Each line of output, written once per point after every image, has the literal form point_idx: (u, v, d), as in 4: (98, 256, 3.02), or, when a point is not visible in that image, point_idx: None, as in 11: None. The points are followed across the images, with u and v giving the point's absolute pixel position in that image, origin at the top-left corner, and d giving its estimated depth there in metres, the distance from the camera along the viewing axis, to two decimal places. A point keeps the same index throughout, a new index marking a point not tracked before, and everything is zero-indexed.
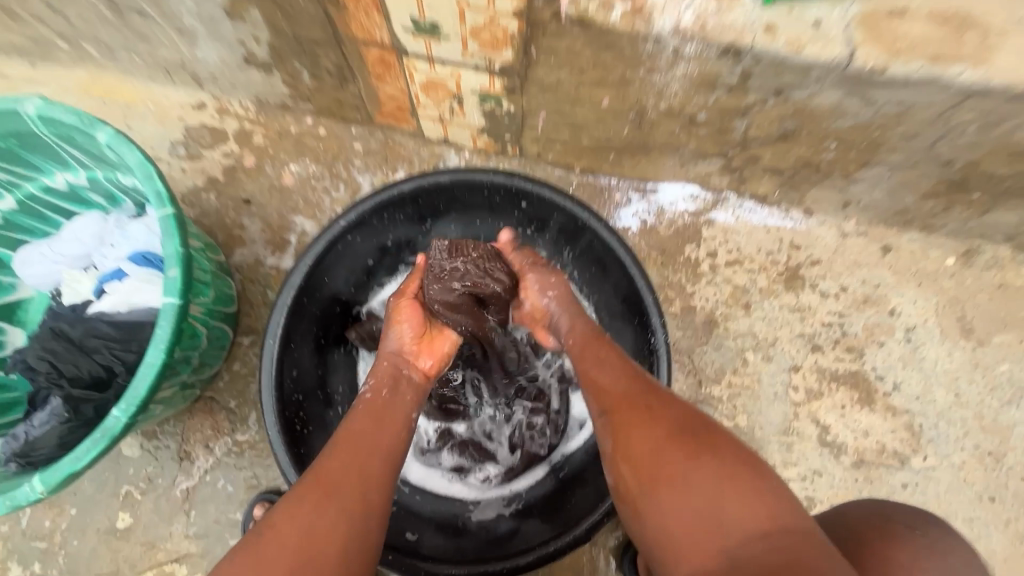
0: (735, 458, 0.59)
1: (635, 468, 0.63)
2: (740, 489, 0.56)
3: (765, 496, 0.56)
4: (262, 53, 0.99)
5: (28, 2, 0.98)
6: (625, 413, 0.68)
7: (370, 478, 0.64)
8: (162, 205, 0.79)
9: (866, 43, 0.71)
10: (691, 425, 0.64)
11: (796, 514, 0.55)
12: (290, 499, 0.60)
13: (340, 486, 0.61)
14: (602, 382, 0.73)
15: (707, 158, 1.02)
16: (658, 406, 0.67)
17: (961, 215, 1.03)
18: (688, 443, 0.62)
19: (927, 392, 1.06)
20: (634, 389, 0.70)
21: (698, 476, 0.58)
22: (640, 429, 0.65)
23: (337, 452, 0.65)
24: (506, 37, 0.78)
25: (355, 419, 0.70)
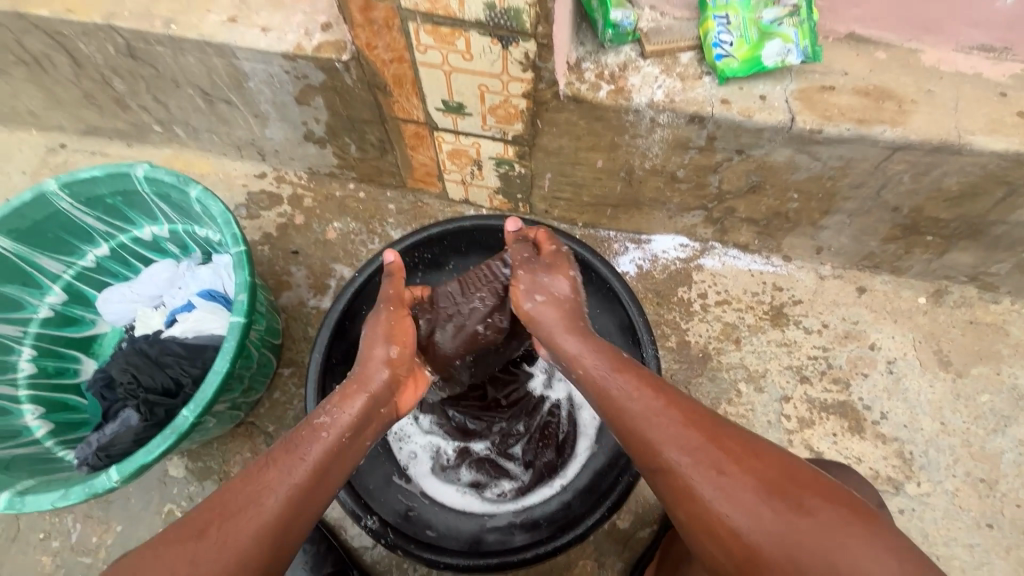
0: (841, 509, 0.60)
1: (738, 539, 0.60)
2: (869, 551, 0.56)
3: (891, 546, 0.57)
4: (320, 131, 1.22)
5: (139, 95, 1.24)
6: (700, 472, 0.64)
7: (278, 541, 0.64)
8: (236, 244, 0.97)
9: (803, 112, 0.90)
10: (776, 475, 0.62)
11: (918, 554, 0.57)
12: (183, 551, 0.60)
13: (243, 552, 0.61)
14: (656, 435, 0.67)
15: (691, 211, 1.18)
16: (732, 457, 0.64)
17: (922, 257, 1.16)
18: (788, 504, 0.60)
19: (914, 421, 1.14)
20: (695, 441, 0.65)
21: (822, 544, 0.57)
22: (724, 493, 0.62)
23: (252, 503, 0.64)
24: (517, 112, 0.98)
25: (282, 460, 0.68)
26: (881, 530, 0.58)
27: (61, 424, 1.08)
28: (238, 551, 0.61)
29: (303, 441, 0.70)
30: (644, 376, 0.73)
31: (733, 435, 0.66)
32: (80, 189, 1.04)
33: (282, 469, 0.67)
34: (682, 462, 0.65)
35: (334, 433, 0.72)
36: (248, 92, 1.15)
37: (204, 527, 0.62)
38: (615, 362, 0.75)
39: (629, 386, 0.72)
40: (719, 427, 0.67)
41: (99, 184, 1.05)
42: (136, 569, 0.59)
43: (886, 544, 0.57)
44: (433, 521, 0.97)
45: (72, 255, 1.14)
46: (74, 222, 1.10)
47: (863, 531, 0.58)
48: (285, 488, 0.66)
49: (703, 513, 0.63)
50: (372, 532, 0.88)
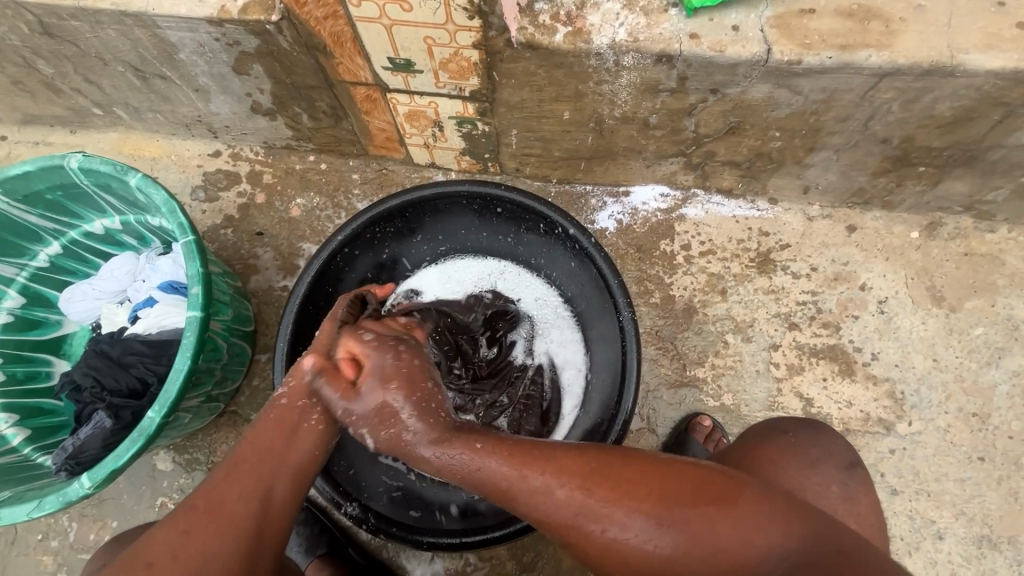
0: (715, 504, 0.58)
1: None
2: (750, 533, 0.56)
3: (766, 517, 0.58)
4: (266, 102, 1.14)
5: (69, 77, 1.15)
6: (595, 527, 0.59)
7: (268, 512, 0.63)
8: (184, 234, 0.91)
9: (780, 40, 0.81)
10: (659, 495, 0.58)
11: (782, 506, 0.59)
12: (173, 526, 0.60)
13: (239, 514, 0.61)
14: (540, 501, 0.60)
15: (669, 158, 1.11)
16: (616, 496, 0.59)
17: (915, 190, 1.10)
18: (674, 525, 0.57)
19: (905, 359, 1.11)
20: (577, 500, 0.59)
21: (708, 551, 0.56)
22: (623, 538, 0.58)
23: (233, 475, 0.62)
24: (471, 66, 0.90)
25: (259, 429, 0.66)
26: (748, 504, 0.58)
27: (38, 430, 1.06)
28: (230, 519, 0.60)
29: (278, 412, 0.67)
30: (506, 445, 0.64)
31: (605, 469, 0.61)
32: (15, 187, 0.98)
33: (257, 437, 0.65)
34: (580, 521, 0.59)
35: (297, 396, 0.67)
36: (182, 65, 1.06)
37: (192, 503, 0.61)
38: (472, 446, 0.64)
39: (498, 471, 0.62)
40: (593, 470, 0.61)
41: (34, 180, 0.98)
42: (137, 552, 0.60)
43: (759, 515, 0.58)
44: (420, 499, 0.96)
45: (22, 256, 1.09)
46: (17, 222, 1.04)
47: (738, 511, 0.58)
48: (264, 455, 0.64)
49: (617, 563, 0.59)
50: (353, 518, 0.86)
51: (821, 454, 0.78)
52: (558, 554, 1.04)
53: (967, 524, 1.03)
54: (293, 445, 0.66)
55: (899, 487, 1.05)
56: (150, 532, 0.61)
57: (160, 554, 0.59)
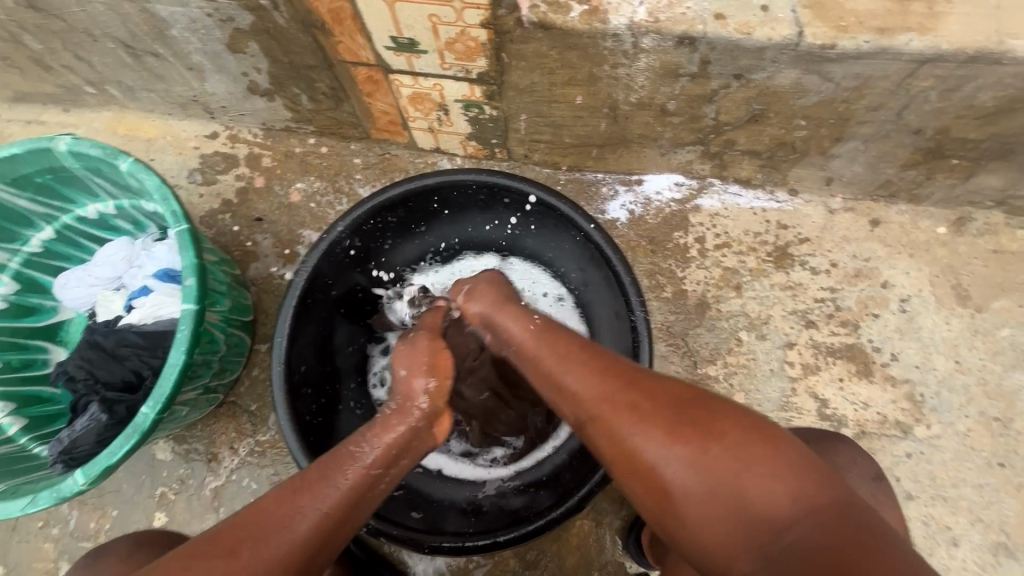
0: (752, 434, 0.53)
1: (652, 481, 0.55)
2: (771, 474, 0.50)
3: (801, 470, 0.51)
4: (264, 82, 1.09)
5: (58, 53, 1.10)
6: (612, 415, 0.58)
7: (299, 575, 0.55)
8: (177, 223, 0.87)
9: (813, 22, 0.75)
10: (691, 404, 0.56)
11: (824, 474, 0.51)
12: (211, 570, 0.52)
13: (281, 574, 0.54)
14: (575, 384, 0.62)
15: (685, 146, 1.05)
16: (645, 394, 0.58)
17: (945, 183, 1.05)
18: (697, 435, 0.53)
19: (926, 360, 1.07)
20: (608, 388, 0.60)
21: (725, 472, 0.51)
22: (639, 441, 0.56)
23: (287, 522, 0.56)
24: (478, 46, 0.85)
25: (317, 489, 0.59)
26: (795, 453, 0.52)
27: (35, 419, 1.04)
28: (272, 572, 0.53)
29: (342, 466, 0.62)
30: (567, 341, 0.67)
31: (651, 376, 0.60)
32: (3, 170, 0.94)
33: (320, 489, 0.59)
34: (598, 406, 0.59)
35: (375, 462, 0.63)
36: (174, 42, 1.01)
37: (237, 546, 0.53)
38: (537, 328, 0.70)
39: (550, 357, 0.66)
40: (631, 373, 0.61)
41: (22, 163, 0.94)
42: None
43: (791, 464, 0.51)
44: (424, 497, 0.92)
45: (14, 241, 1.06)
46: (7, 207, 1.00)
47: (772, 452, 0.52)
48: (322, 510, 0.58)
49: (621, 455, 0.57)
50: None
51: (847, 461, 0.77)
52: (562, 553, 1.03)
53: (983, 531, 1.00)
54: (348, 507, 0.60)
55: (915, 491, 1.02)
56: (177, 566, 0.52)
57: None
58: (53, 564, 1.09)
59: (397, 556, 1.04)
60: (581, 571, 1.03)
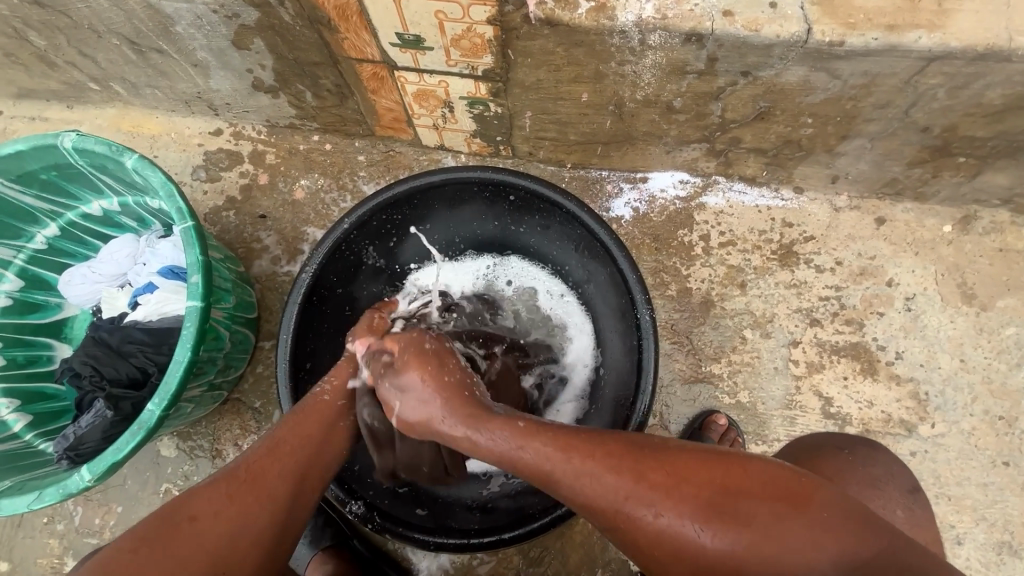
0: (777, 504, 0.54)
1: (700, 573, 0.54)
2: (812, 541, 0.52)
3: (832, 526, 0.53)
4: (268, 78, 1.09)
5: (63, 50, 1.10)
6: (642, 516, 0.55)
7: (296, 494, 0.63)
8: (182, 220, 0.87)
9: (822, 19, 0.75)
10: (712, 487, 0.55)
11: (849, 516, 0.54)
12: (215, 492, 0.60)
13: (277, 490, 0.62)
14: (587, 489, 0.57)
15: (691, 144, 1.05)
16: (666, 487, 0.56)
17: (951, 181, 1.04)
18: (731, 520, 0.53)
19: (931, 359, 1.07)
20: (626, 488, 0.56)
21: (769, 553, 0.52)
22: (678, 538, 0.54)
23: (276, 450, 0.64)
24: (484, 43, 0.84)
25: (297, 421, 0.67)
26: (819, 506, 0.54)
27: (40, 415, 1.04)
28: (270, 490, 0.61)
29: (318, 405, 0.70)
30: (553, 436, 0.60)
31: (660, 462, 0.57)
32: (7, 166, 0.94)
33: (299, 422, 0.67)
34: (621, 509, 0.56)
35: (345, 398, 0.71)
36: (179, 38, 1.01)
37: (235, 472, 0.62)
38: (518, 429, 0.61)
39: (542, 453, 0.59)
40: (640, 463, 0.57)
41: (27, 159, 0.94)
42: (176, 506, 0.59)
43: (821, 524, 0.53)
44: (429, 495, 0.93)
45: (19, 238, 1.06)
46: (12, 203, 1.00)
47: (800, 518, 0.53)
48: (306, 440, 0.66)
49: (661, 553, 0.55)
50: (358, 517, 0.82)
51: (882, 474, 0.76)
52: (566, 550, 1.03)
53: (987, 530, 1.01)
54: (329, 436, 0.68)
55: None
56: (188, 493, 0.61)
57: (204, 510, 0.59)
58: (59, 560, 1.10)
59: (401, 552, 1.04)
60: (585, 568, 1.03)
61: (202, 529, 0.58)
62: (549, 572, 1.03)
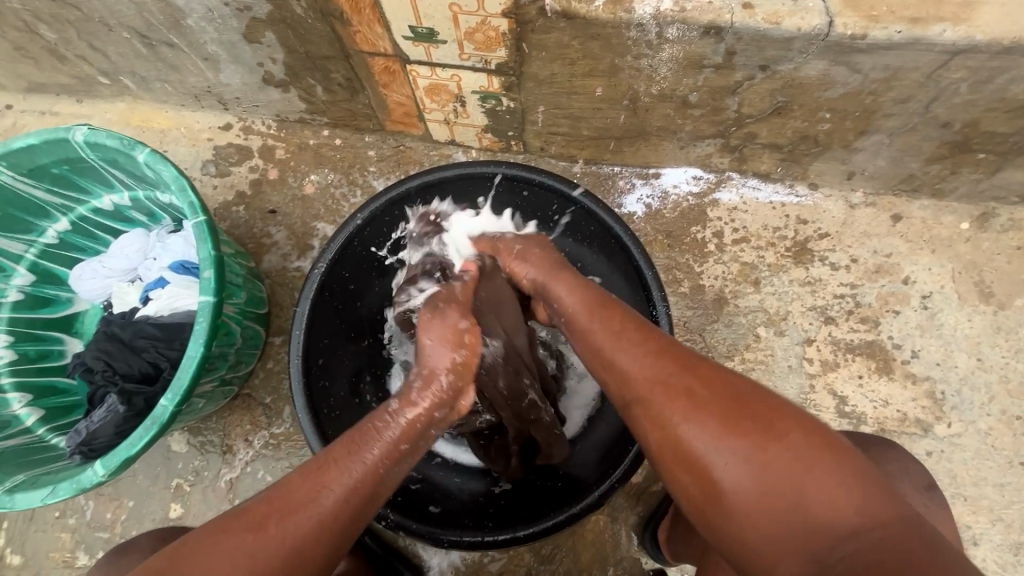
0: (812, 436, 0.50)
1: (703, 470, 0.52)
2: (834, 479, 0.48)
3: (863, 479, 0.49)
4: (279, 72, 1.08)
5: (73, 43, 1.10)
6: (665, 401, 0.56)
7: (327, 552, 0.55)
8: (195, 214, 0.87)
9: (844, 12, 0.73)
10: (750, 396, 0.54)
11: (891, 491, 0.49)
12: (239, 543, 0.53)
13: (307, 549, 0.54)
14: (628, 362, 0.60)
15: (705, 139, 1.04)
16: (702, 383, 0.55)
17: (970, 177, 1.03)
18: (759, 429, 0.51)
19: (948, 358, 1.06)
20: (665, 371, 0.57)
21: (783, 470, 0.49)
22: (696, 430, 0.53)
23: (312, 498, 0.56)
24: (499, 36, 0.83)
25: (347, 463, 0.58)
26: (861, 462, 0.50)
27: (52, 410, 1.04)
28: (299, 547, 0.54)
29: (366, 442, 0.60)
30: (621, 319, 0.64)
31: (710, 365, 0.57)
32: (19, 160, 0.94)
33: (344, 466, 0.58)
34: (653, 389, 0.57)
35: (401, 438, 0.61)
36: (189, 31, 1.01)
37: (264, 520, 0.54)
38: (598, 311, 0.66)
39: (604, 333, 0.63)
40: (690, 358, 0.58)
41: (38, 153, 0.94)
42: (196, 552, 0.53)
43: (852, 470, 0.49)
44: (440, 492, 0.92)
45: (30, 232, 1.06)
46: (23, 197, 1.00)
47: (831, 456, 0.49)
48: (346, 488, 0.57)
49: (671, 441, 0.55)
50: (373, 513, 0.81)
51: (898, 469, 0.75)
52: (578, 548, 1.02)
53: (1003, 531, 0.99)
54: (371, 484, 0.59)
55: None
56: (211, 534, 0.54)
57: (225, 564, 0.52)
58: (70, 554, 1.10)
59: (412, 549, 1.04)
60: (596, 565, 1.02)
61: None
62: (560, 570, 1.02)
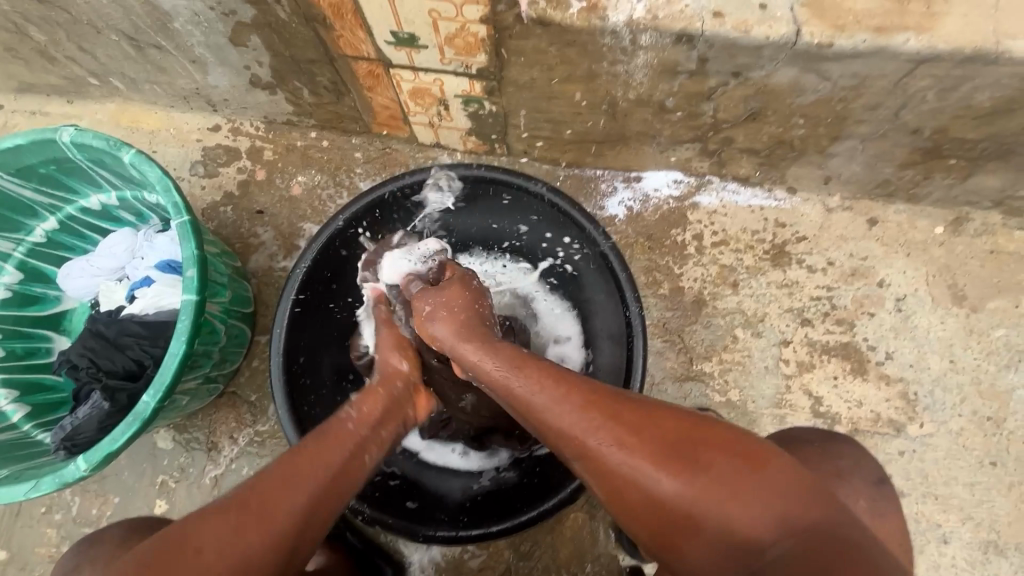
0: (733, 460, 0.54)
1: (648, 511, 0.56)
2: (759, 501, 0.52)
3: (786, 489, 0.53)
4: (266, 75, 1.10)
5: (63, 45, 1.11)
6: (601, 451, 0.58)
7: (309, 528, 0.60)
8: (179, 214, 0.88)
9: (811, 21, 0.75)
10: (673, 433, 0.57)
11: (809, 490, 0.53)
12: (224, 522, 0.56)
13: (290, 525, 0.58)
14: (557, 420, 0.60)
15: (684, 144, 1.06)
16: (629, 428, 0.57)
17: (943, 183, 1.05)
18: (688, 466, 0.54)
19: (921, 359, 1.08)
20: (595, 421, 0.58)
21: (716, 502, 0.53)
22: (633, 477, 0.56)
23: (293, 480, 0.60)
24: (478, 41, 0.85)
25: (319, 448, 0.64)
26: (777, 472, 0.54)
27: (38, 406, 1.05)
28: (283, 524, 0.57)
29: (340, 431, 0.67)
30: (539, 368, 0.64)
31: (634, 407, 0.59)
32: (7, 160, 0.95)
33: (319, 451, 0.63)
34: (588, 442, 0.58)
35: (366, 425, 0.68)
36: (177, 34, 1.02)
37: (247, 500, 0.57)
38: (516, 357, 0.66)
39: (527, 384, 0.63)
40: (614, 403, 0.59)
41: (26, 153, 0.95)
42: (178, 539, 0.55)
43: (776, 487, 0.53)
44: (418, 489, 0.93)
45: (18, 231, 1.07)
46: (11, 197, 1.01)
47: (755, 476, 0.53)
48: (325, 469, 0.62)
49: (616, 487, 0.57)
50: (349, 508, 0.83)
51: (852, 465, 0.77)
52: (556, 545, 1.04)
53: (973, 529, 1.01)
54: (349, 464, 0.65)
55: (906, 489, 1.03)
56: (196, 518, 0.57)
57: (210, 543, 0.55)
58: (56, 549, 1.11)
59: (393, 545, 1.05)
60: (574, 562, 1.04)
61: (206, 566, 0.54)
62: (538, 566, 1.04)
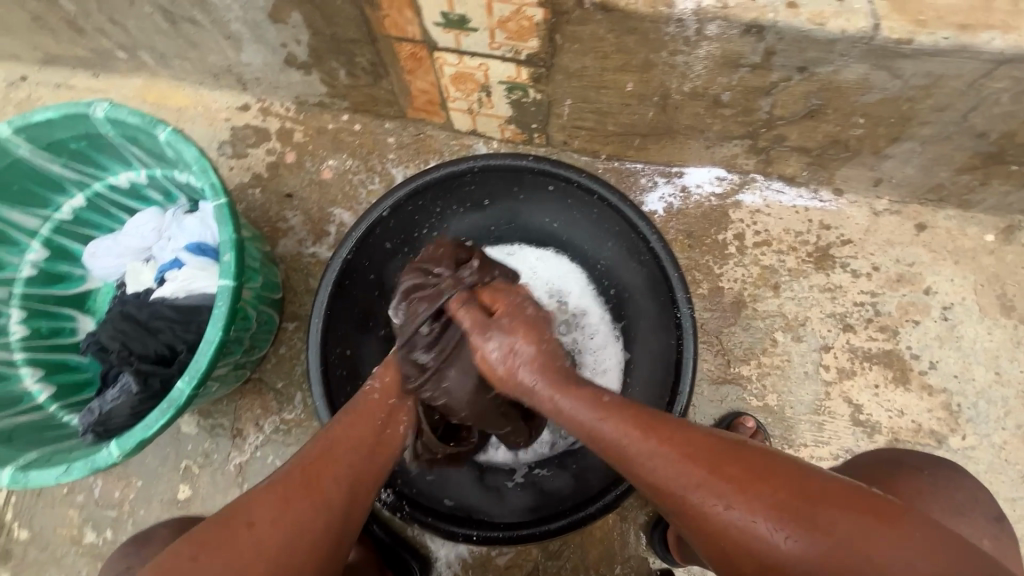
0: (862, 516, 0.51)
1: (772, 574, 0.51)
2: (897, 558, 0.49)
3: (913, 541, 0.50)
4: (302, 54, 1.06)
5: (93, 16, 1.08)
6: (712, 509, 0.54)
7: (354, 498, 0.61)
8: (216, 196, 0.85)
9: (891, 15, 0.72)
10: (789, 492, 0.53)
11: (943, 542, 0.50)
12: (272, 496, 0.58)
13: (334, 495, 0.60)
14: (655, 471, 0.57)
15: (733, 140, 1.02)
16: (739, 485, 0.54)
17: (999, 189, 1.02)
18: (812, 526, 0.51)
19: (966, 370, 1.05)
20: (701, 477, 0.55)
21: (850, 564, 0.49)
22: (751, 539, 0.52)
23: (332, 452, 0.62)
24: (532, 26, 0.81)
25: (354, 421, 0.66)
26: (908, 527, 0.51)
27: (63, 387, 1.03)
28: (326, 495, 0.59)
29: (368, 404, 0.68)
30: (632, 415, 0.60)
31: (739, 459, 0.55)
32: (38, 134, 0.92)
33: (353, 422, 0.66)
34: (693, 497, 0.55)
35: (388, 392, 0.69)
36: (213, 8, 0.99)
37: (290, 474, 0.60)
38: (602, 402, 0.62)
39: (621, 429, 0.59)
40: (718, 455, 0.56)
41: (58, 128, 0.92)
42: (230, 517, 0.57)
43: (905, 548, 0.49)
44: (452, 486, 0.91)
45: (46, 207, 1.04)
46: (40, 171, 0.99)
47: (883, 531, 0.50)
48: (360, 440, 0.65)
49: (734, 552, 0.53)
50: (387, 505, 0.82)
51: (965, 500, 0.74)
52: (586, 545, 1.03)
53: None
54: (383, 435, 0.66)
55: None
56: (248, 495, 0.59)
57: (261, 518, 0.57)
58: (78, 530, 1.10)
59: (419, 539, 1.04)
60: (603, 563, 1.02)
61: (259, 538, 0.56)
62: (567, 566, 1.02)
